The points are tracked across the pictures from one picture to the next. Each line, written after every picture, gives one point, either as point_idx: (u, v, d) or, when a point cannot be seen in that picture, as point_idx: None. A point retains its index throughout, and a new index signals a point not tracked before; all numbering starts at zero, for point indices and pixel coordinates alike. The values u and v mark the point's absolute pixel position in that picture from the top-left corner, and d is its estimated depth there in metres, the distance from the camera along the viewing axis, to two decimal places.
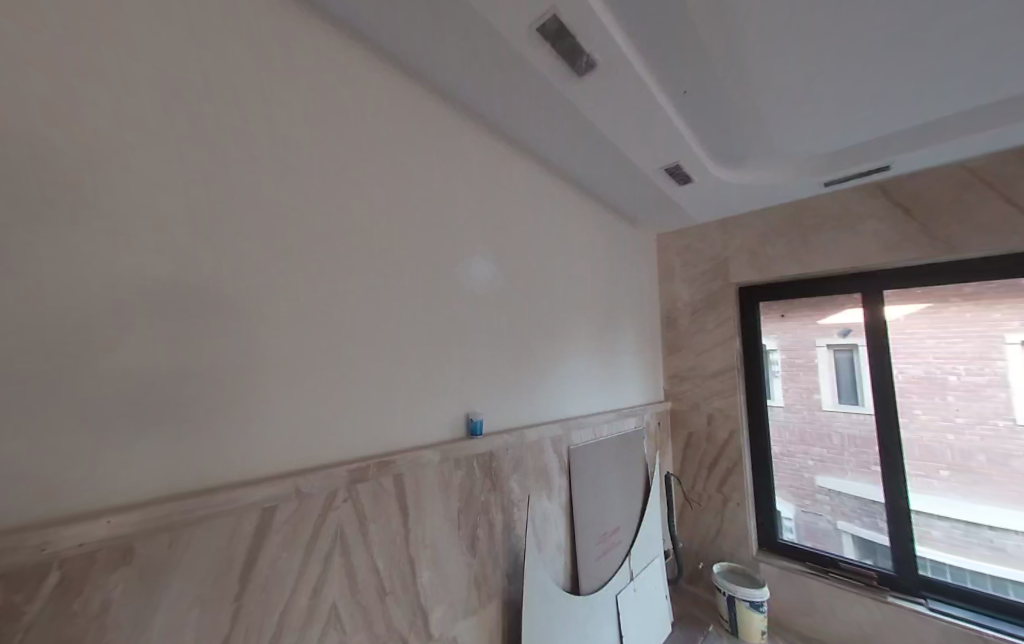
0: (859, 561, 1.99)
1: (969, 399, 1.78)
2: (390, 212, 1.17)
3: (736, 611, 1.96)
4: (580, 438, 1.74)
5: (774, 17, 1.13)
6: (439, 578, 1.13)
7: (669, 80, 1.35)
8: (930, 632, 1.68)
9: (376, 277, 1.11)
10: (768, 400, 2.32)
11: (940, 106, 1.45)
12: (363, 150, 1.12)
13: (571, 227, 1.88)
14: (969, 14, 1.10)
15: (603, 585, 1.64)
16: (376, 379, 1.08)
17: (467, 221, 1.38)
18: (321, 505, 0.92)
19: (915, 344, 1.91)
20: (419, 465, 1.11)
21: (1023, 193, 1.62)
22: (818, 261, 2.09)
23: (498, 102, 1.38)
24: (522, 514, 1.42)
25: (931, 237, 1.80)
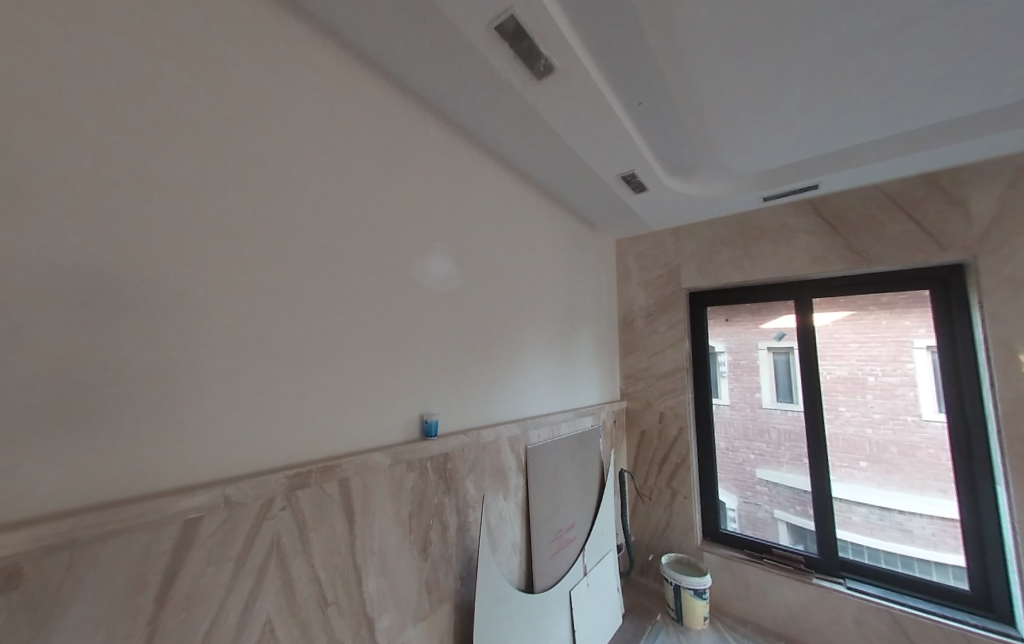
0: (791, 546, 2.16)
1: (885, 397, 1.98)
2: (343, 205, 1.12)
3: (682, 599, 2.06)
4: (537, 438, 1.76)
5: (718, 38, 1.20)
6: (388, 584, 1.10)
7: (624, 91, 1.40)
8: (848, 609, 1.86)
9: (327, 273, 1.07)
10: (715, 399, 2.47)
11: (857, 132, 1.61)
12: (314, 139, 1.07)
13: (531, 229, 1.90)
14: (878, 52, 1.23)
15: (557, 582, 1.67)
16: (323, 379, 1.04)
17: (425, 219, 1.35)
18: (255, 515, 0.86)
19: (841, 347, 2.11)
20: (367, 469, 1.07)
21: (926, 215, 1.83)
22: (758, 269, 2.25)
23: (458, 99, 1.36)
24: (477, 515, 1.41)
25: (852, 250, 1.99)
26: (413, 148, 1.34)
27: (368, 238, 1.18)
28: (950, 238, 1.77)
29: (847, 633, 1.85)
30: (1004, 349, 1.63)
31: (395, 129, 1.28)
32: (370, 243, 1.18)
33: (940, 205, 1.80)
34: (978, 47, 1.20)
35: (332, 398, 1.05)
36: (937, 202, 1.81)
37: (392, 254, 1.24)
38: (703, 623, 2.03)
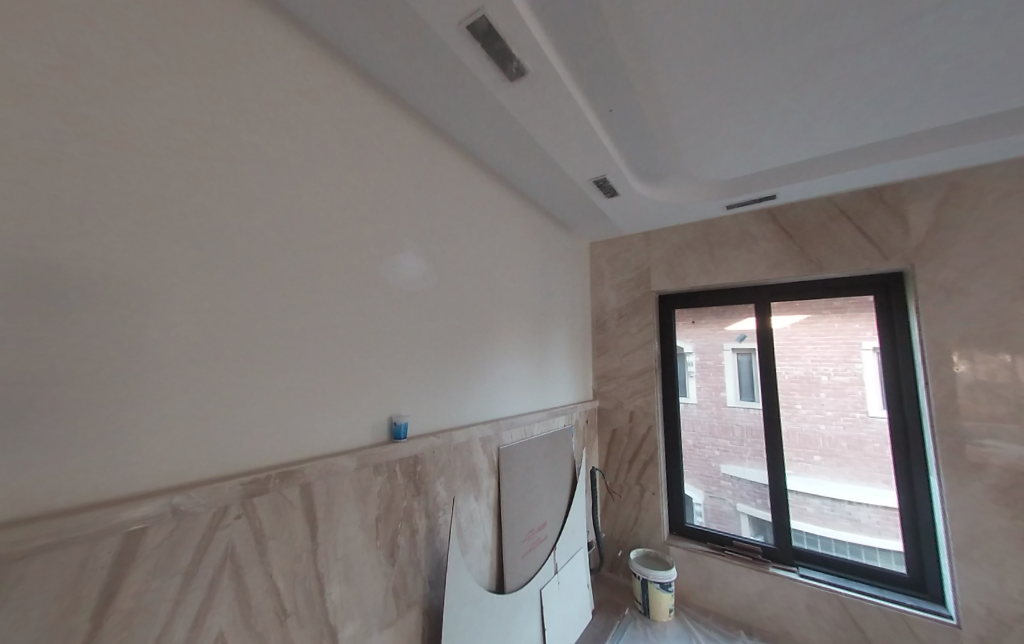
0: (752, 538, 2.27)
1: (836, 395, 2.11)
2: (311, 201, 1.08)
3: (648, 593, 2.12)
4: (510, 438, 1.76)
5: (683, 52, 1.25)
6: (353, 591, 1.07)
7: (596, 97, 1.43)
8: (800, 595, 1.97)
9: (292, 271, 1.03)
10: (683, 398, 2.55)
11: (810, 146, 1.72)
12: (280, 132, 1.03)
13: (505, 230, 1.90)
14: (825, 74, 1.32)
15: (527, 582, 1.68)
16: (287, 381, 1.00)
17: (397, 217, 1.33)
18: (207, 525, 0.82)
19: (797, 348, 2.23)
20: (332, 473, 1.04)
21: (871, 225, 1.96)
22: (722, 274, 2.34)
23: (432, 96, 1.35)
24: (447, 517, 1.40)
25: (807, 257, 2.11)
26: (384, 145, 1.32)
27: (338, 236, 1.15)
28: (892, 248, 1.91)
29: (799, 618, 1.96)
30: (936, 351, 1.78)
31: (366, 125, 1.26)
32: (339, 241, 1.15)
33: (883, 217, 1.94)
34: (911, 75, 1.31)
35: (296, 400, 1.02)
36: (881, 214, 1.95)
37: (362, 253, 1.21)
38: (668, 615, 2.10)
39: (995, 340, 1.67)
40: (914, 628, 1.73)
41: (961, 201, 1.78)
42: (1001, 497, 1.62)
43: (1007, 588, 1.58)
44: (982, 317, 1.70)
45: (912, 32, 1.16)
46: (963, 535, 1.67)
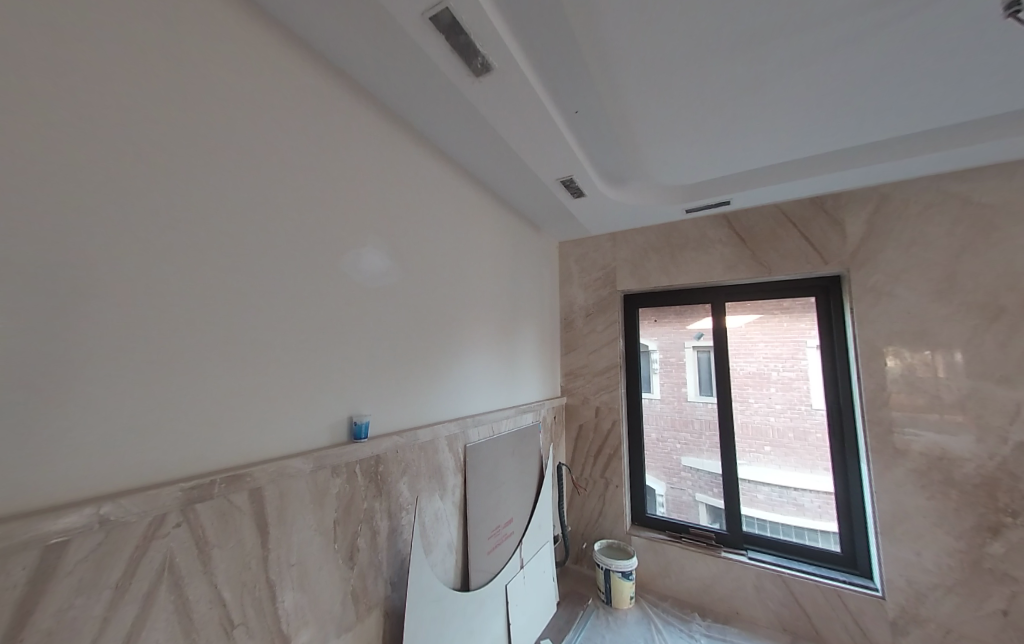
0: (708, 525, 2.39)
1: (785, 390, 2.27)
2: (265, 192, 1.04)
3: (611, 582, 2.19)
4: (477, 436, 1.76)
5: (643, 59, 1.29)
6: (308, 597, 1.04)
7: (561, 97, 1.45)
8: (748, 577, 2.10)
9: (243, 265, 0.98)
10: (647, 393, 2.65)
11: (759, 156, 1.82)
12: (231, 118, 0.97)
13: (472, 227, 1.89)
14: (768, 91, 1.41)
15: (492, 578, 1.68)
16: (237, 381, 0.95)
17: (359, 211, 1.30)
18: (141, 535, 0.76)
19: (751, 346, 2.37)
20: (285, 476, 0.99)
21: (814, 231, 2.11)
22: (681, 274, 2.44)
23: (397, 88, 1.33)
24: (410, 517, 1.38)
25: (758, 260, 2.24)
26: (347, 136, 1.28)
27: (296, 229, 1.10)
28: (831, 253, 2.07)
29: (748, 599, 2.08)
30: (867, 348, 1.94)
31: (327, 114, 1.21)
32: (297, 234, 1.10)
33: (824, 224, 2.09)
34: (843, 96, 1.42)
35: (247, 402, 0.97)
36: (823, 221, 2.10)
37: (321, 247, 1.17)
38: (629, 603, 2.18)
39: (916, 338, 1.85)
40: (846, 602, 1.89)
41: (890, 211, 1.95)
42: (919, 479, 1.79)
43: (923, 561, 1.75)
44: (905, 316, 1.88)
45: (845, 56, 1.26)
46: (887, 515, 1.84)
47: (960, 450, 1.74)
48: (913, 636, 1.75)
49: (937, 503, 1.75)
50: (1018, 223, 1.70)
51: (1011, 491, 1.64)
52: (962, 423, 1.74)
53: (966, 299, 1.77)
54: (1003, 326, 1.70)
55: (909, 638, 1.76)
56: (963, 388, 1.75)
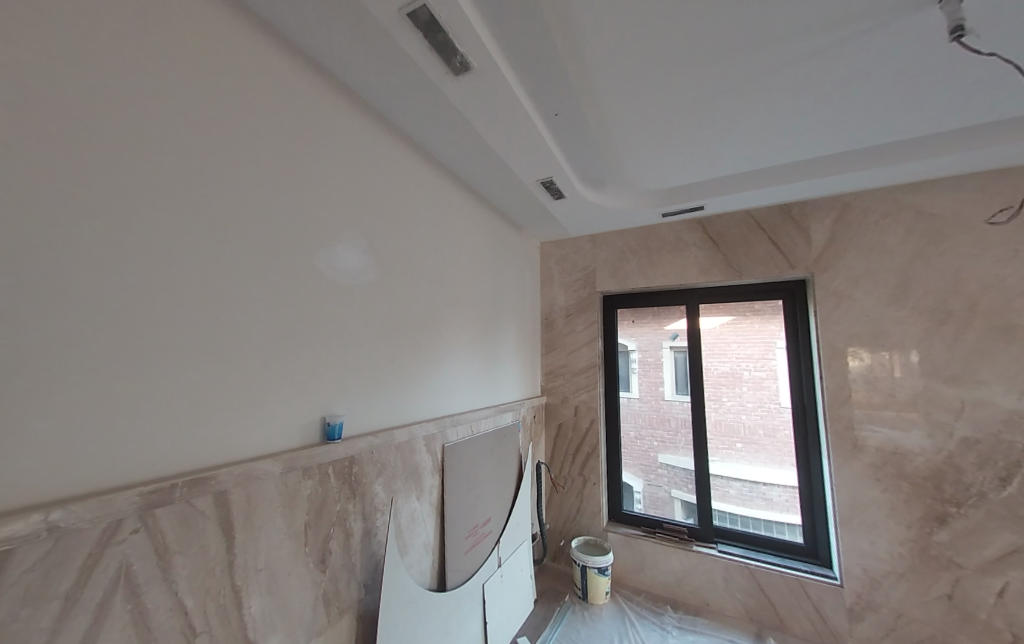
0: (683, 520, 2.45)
1: (756, 389, 2.36)
2: (234, 186, 1.00)
3: (587, 578, 2.22)
4: (455, 436, 1.75)
5: (620, 66, 1.31)
6: (276, 602, 1.01)
7: (541, 100, 1.46)
8: (718, 570, 2.17)
9: (209, 261, 0.94)
10: (626, 392, 2.70)
11: (731, 164, 1.89)
12: (196, 107, 0.94)
13: (452, 226, 1.88)
14: (738, 101, 1.46)
15: (469, 577, 1.68)
16: (201, 381, 0.92)
17: (335, 207, 1.27)
18: (94, 542, 0.73)
19: (724, 346, 2.45)
20: (253, 479, 0.97)
21: (782, 236, 2.20)
22: (658, 276, 2.50)
23: (375, 83, 1.30)
24: (386, 518, 1.36)
25: (730, 263, 2.31)
26: (322, 130, 1.24)
27: (267, 225, 1.07)
28: (797, 258, 2.16)
29: (717, 591, 2.16)
30: (829, 349, 2.04)
31: (301, 106, 1.18)
32: (268, 230, 1.07)
33: (792, 230, 2.18)
34: (808, 109, 1.49)
35: (212, 403, 0.94)
36: (790, 227, 2.19)
37: (294, 244, 1.14)
38: (605, 598, 2.22)
39: (874, 339, 1.95)
40: (807, 590, 1.98)
41: (851, 219, 2.05)
42: (875, 473, 1.90)
43: (877, 550, 1.86)
44: (864, 319, 1.98)
45: (809, 71, 1.32)
46: (845, 507, 1.94)
47: (912, 445, 1.85)
48: (867, 621, 1.85)
49: (891, 495, 1.86)
50: (964, 233, 1.83)
51: (956, 483, 1.76)
52: (914, 419, 1.85)
53: (918, 304, 1.88)
54: (951, 329, 1.82)
55: (864, 623, 1.86)
56: (915, 387, 1.86)
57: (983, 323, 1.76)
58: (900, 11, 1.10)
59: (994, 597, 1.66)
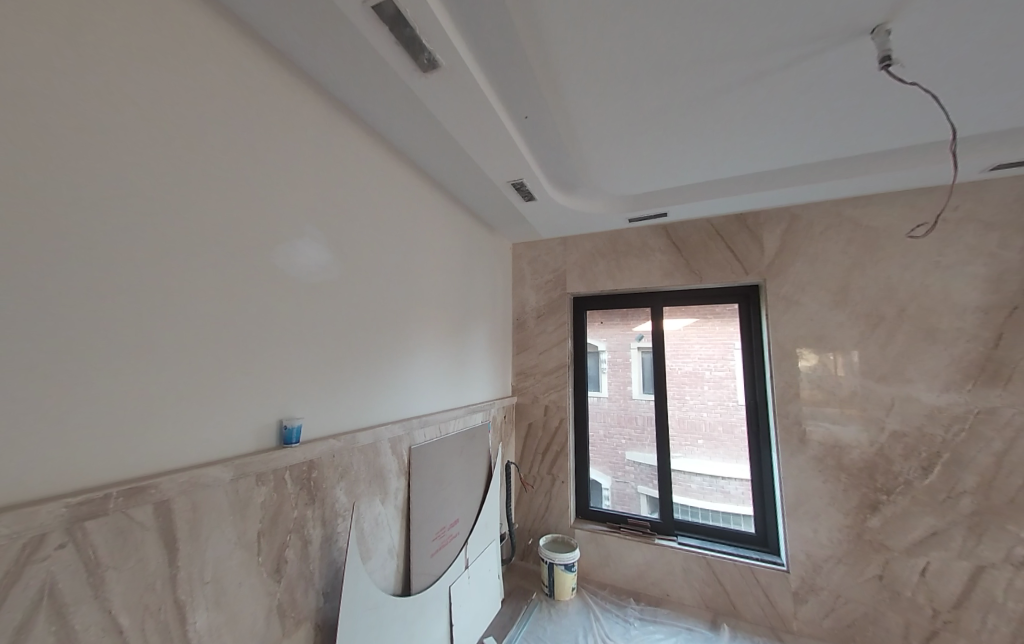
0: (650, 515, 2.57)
1: (716, 387, 2.47)
2: (181, 176, 0.94)
3: (554, 575, 2.25)
4: (422, 437, 1.73)
5: (587, 74, 1.34)
6: (225, 616, 0.96)
7: (510, 102, 1.47)
8: (677, 561, 2.26)
9: (152, 256, 0.89)
10: (596, 392, 2.77)
11: (692, 173, 1.97)
12: (139, 93, 0.88)
13: (421, 225, 1.85)
14: (696, 114, 1.53)
15: (434, 580, 1.66)
16: (141, 383, 0.86)
17: (295, 201, 1.22)
18: (12, 560, 0.68)
19: (687, 346, 2.56)
20: (200, 487, 0.91)
21: (737, 243, 2.32)
22: (625, 279, 2.57)
23: (340, 74, 1.26)
24: (348, 523, 1.32)
25: (691, 268, 2.41)
26: (282, 121, 1.20)
27: (219, 218, 1.02)
28: (751, 263, 2.28)
29: (677, 581, 2.24)
30: (779, 349, 2.17)
31: (260, 95, 1.13)
32: (220, 223, 1.02)
33: (747, 237, 2.30)
34: (759, 125, 1.58)
35: (154, 407, 0.88)
36: (745, 234, 2.31)
37: (249, 239, 1.08)
38: (570, 594, 2.25)
39: (819, 341, 2.09)
40: (757, 577, 2.10)
41: (800, 228, 2.19)
42: (818, 465, 2.04)
43: (819, 536, 2.00)
44: (810, 322, 2.12)
45: (760, 90, 1.40)
46: (792, 498, 2.07)
47: (850, 438, 2.00)
48: (810, 603, 1.98)
49: (831, 486, 2.00)
50: (895, 244, 2.00)
51: (886, 473, 1.92)
52: (853, 415, 2.00)
53: (857, 308, 2.04)
54: (884, 331, 1.98)
55: (807, 605, 1.99)
56: (855, 385, 2.02)
57: (911, 326, 1.94)
58: (836, 41, 1.20)
59: (917, 575, 1.83)
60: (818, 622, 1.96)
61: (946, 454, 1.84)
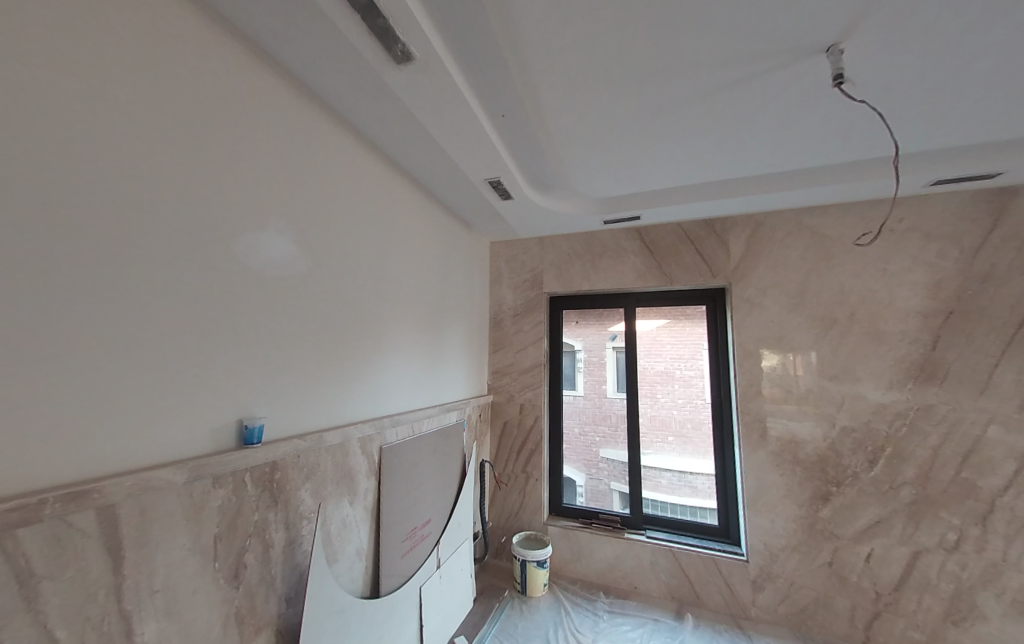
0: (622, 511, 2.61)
1: (685, 386, 2.57)
2: (132, 163, 0.89)
3: (526, 572, 2.27)
4: (394, 436, 1.70)
5: (562, 76, 1.35)
6: (176, 625, 0.92)
7: (487, 100, 1.46)
8: (645, 554, 2.32)
9: (97, 246, 0.84)
10: (573, 390, 2.83)
11: (663, 178, 2.02)
12: (85, 73, 0.83)
13: (395, 220, 1.82)
14: (666, 121, 1.57)
15: (404, 581, 1.64)
16: (84, 382, 0.81)
17: (260, 192, 1.17)
18: None
19: (658, 347, 2.65)
20: (149, 491, 0.87)
21: (705, 247, 2.40)
22: (600, 279, 2.61)
23: (309, 61, 1.22)
24: (313, 526, 1.29)
25: (663, 270, 2.48)
26: (248, 108, 1.15)
27: (175, 208, 0.96)
28: (718, 267, 2.37)
29: (644, 574, 2.31)
30: (743, 349, 2.27)
31: (223, 80, 1.08)
32: (175, 213, 0.96)
33: (715, 241, 2.39)
34: (725, 134, 1.64)
35: (100, 406, 0.83)
36: (712, 238, 2.39)
37: (209, 229, 1.03)
38: (542, 590, 2.28)
39: (779, 342, 2.20)
40: (719, 567, 2.18)
41: (764, 234, 2.29)
42: (776, 459, 2.14)
43: (776, 526, 2.10)
44: (771, 324, 2.23)
45: (726, 100, 1.45)
46: (752, 491, 2.16)
47: (806, 434, 2.11)
48: (767, 590, 2.09)
49: (788, 478, 2.11)
50: (848, 252, 2.12)
51: (837, 465, 2.04)
52: (809, 412, 2.12)
53: (813, 311, 2.15)
54: (837, 333, 2.10)
55: (764, 592, 2.09)
56: (811, 384, 2.13)
57: (860, 329, 2.06)
58: (795, 57, 1.26)
59: (863, 561, 1.96)
60: (774, 608, 2.07)
61: (889, 448, 1.97)
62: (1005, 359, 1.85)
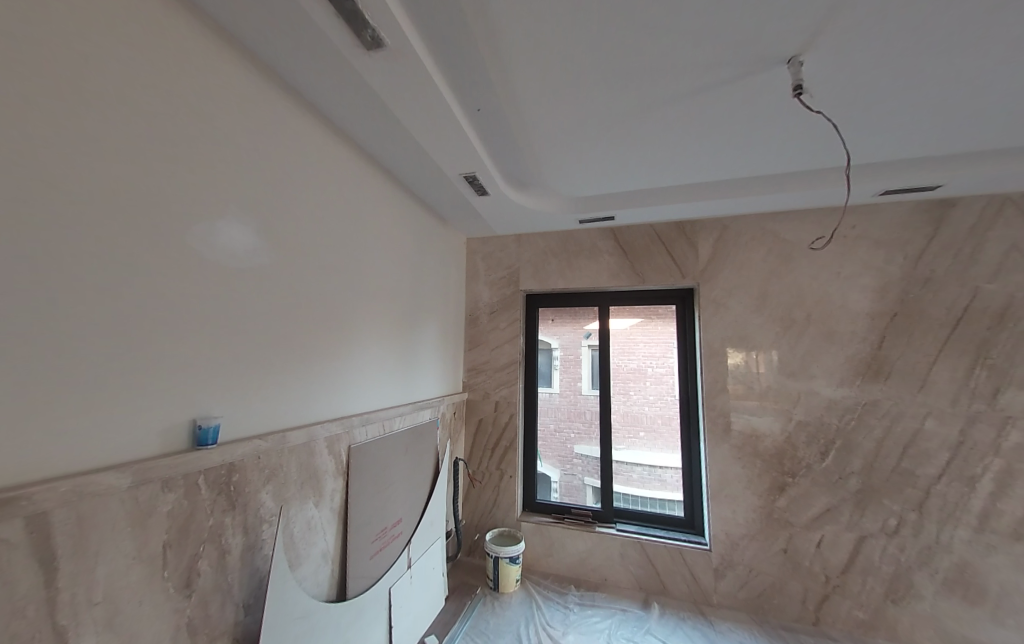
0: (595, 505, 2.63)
1: (657, 383, 2.62)
2: (70, 144, 0.83)
3: (499, 569, 2.27)
4: (363, 435, 1.66)
5: (537, 74, 1.34)
6: (120, 638, 0.86)
7: (462, 93, 1.44)
8: (615, 547, 2.37)
9: (28, 234, 0.77)
10: (549, 387, 2.80)
11: (635, 180, 2.06)
12: (15, 43, 0.76)
13: (366, 213, 1.77)
14: (637, 123, 1.60)
15: (373, 582, 1.61)
16: (13, 380, 0.75)
17: (218, 179, 1.11)
18: None
19: (630, 345, 2.69)
20: (88, 496, 0.81)
21: (676, 248, 2.47)
22: (574, 278, 2.64)
23: (272, 42, 1.16)
24: (274, 529, 1.24)
25: (635, 270, 2.53)
26: (205, 88, 1.08)
27: (120, 194, 0.90)
28: (688, 268, 2.44)
29: (614, 566, 2.36)
30: (710, 347, 2.35)
31: (177, 58, 1.01)
32: (119, 199, 0.90)
33: (685, 242, 2.46)
34: (694, 137, 1.68)
35: (31, 408, 0.77)
36: (681, 239, 2.46)
37: (160, 219, 0.97)
38: (514, 586, 2.29)
39: (742, 341, 2.29)
40: (684, 557, 2.26)
41: (731, 237, 2.38)
42: (739, 453, 2.24)
43: (737, 516, 2.19)
44: (735, 323, 2.32)
45: (695, 105, 1.49)
46: (716, 483, 2.25)
47: (765, 428, 2.21)
48: (728, 578, 2.18)
49: (748, 470, 2.21)
50: (806, 256, 2.23)
51: (793, 458, 2.15)
52: (769, 407, 2.22)
53: (775, 310, 2.26)
54: (795, 332, 2.21)
55: (725, 580, 2.18)
56: (772, 381, 2.23)
57: (815, 328, 2.18)
58: (759, 67, 1.31)
59: (815, 547, 2.07)
60: (734, 594, 2.16)
61: (840, 440, 2.09)
62: (942, 357, 2.00)
